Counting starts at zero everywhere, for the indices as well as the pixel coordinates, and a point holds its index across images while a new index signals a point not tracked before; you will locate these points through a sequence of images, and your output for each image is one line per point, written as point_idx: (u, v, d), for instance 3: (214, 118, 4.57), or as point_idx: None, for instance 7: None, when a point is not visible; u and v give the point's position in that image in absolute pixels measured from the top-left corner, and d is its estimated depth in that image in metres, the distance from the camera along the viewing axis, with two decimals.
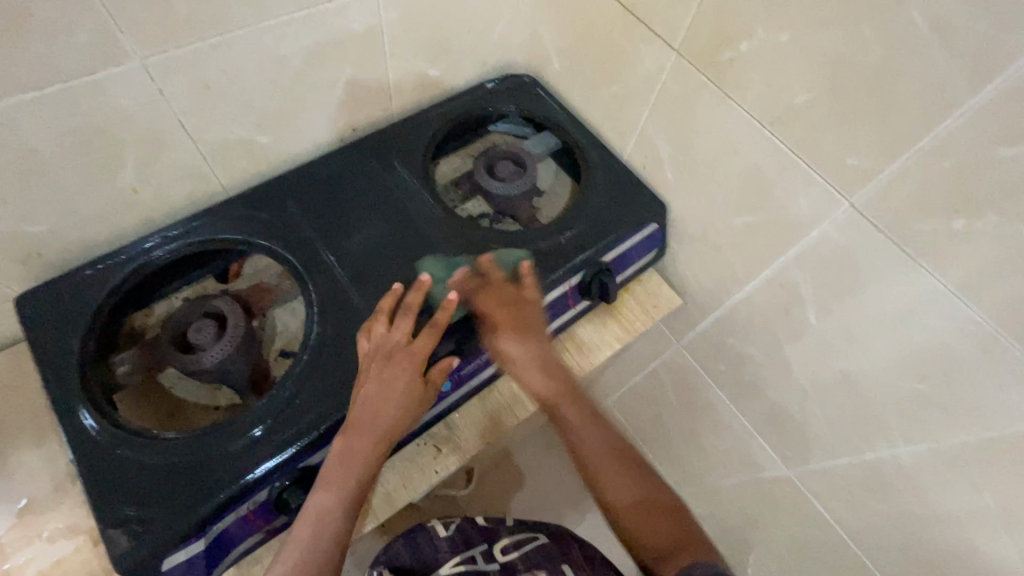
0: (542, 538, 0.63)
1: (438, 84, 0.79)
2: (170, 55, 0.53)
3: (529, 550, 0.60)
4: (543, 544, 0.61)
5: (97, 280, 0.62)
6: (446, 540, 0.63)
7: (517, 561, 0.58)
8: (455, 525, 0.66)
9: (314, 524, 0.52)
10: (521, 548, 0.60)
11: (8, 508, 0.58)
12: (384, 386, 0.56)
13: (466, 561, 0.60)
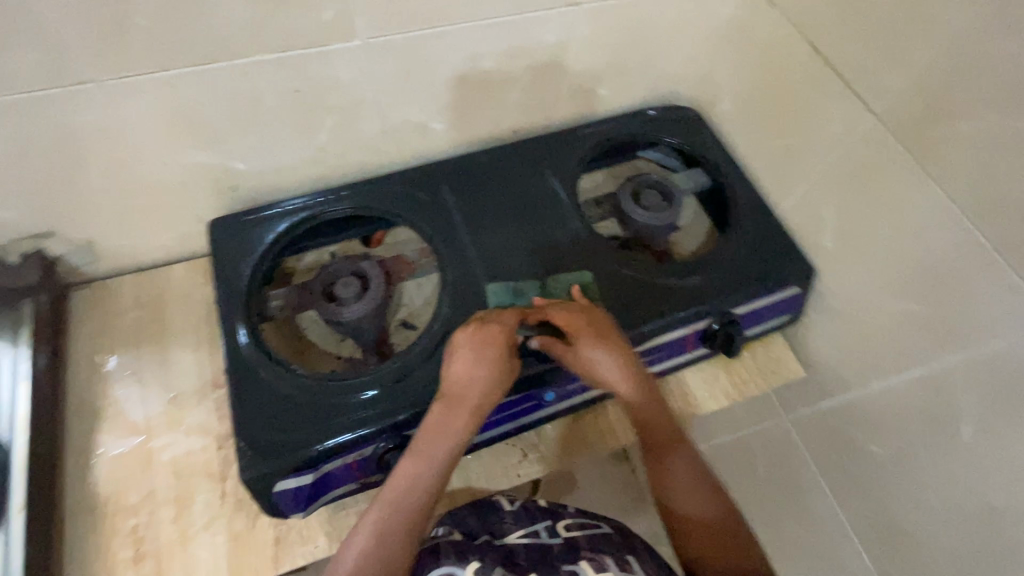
0: (607, 529, 0.58)
1: (603, 102, 0.81)
2: (387, 40, 0.59)
3: (594, 535, 0.56)
4: (609, 535, 0.57)
5: (274, 221, 0.69)
6: (510, 513, 0.60)
7: (584, 542, 0.54)
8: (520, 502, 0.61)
9: (401, 489, 0.53)
10: (586, 531, 0.57)
11: (161, 396, 0.67)
12: (476, 359, 0.56)
13: (530, 534, 0.56)
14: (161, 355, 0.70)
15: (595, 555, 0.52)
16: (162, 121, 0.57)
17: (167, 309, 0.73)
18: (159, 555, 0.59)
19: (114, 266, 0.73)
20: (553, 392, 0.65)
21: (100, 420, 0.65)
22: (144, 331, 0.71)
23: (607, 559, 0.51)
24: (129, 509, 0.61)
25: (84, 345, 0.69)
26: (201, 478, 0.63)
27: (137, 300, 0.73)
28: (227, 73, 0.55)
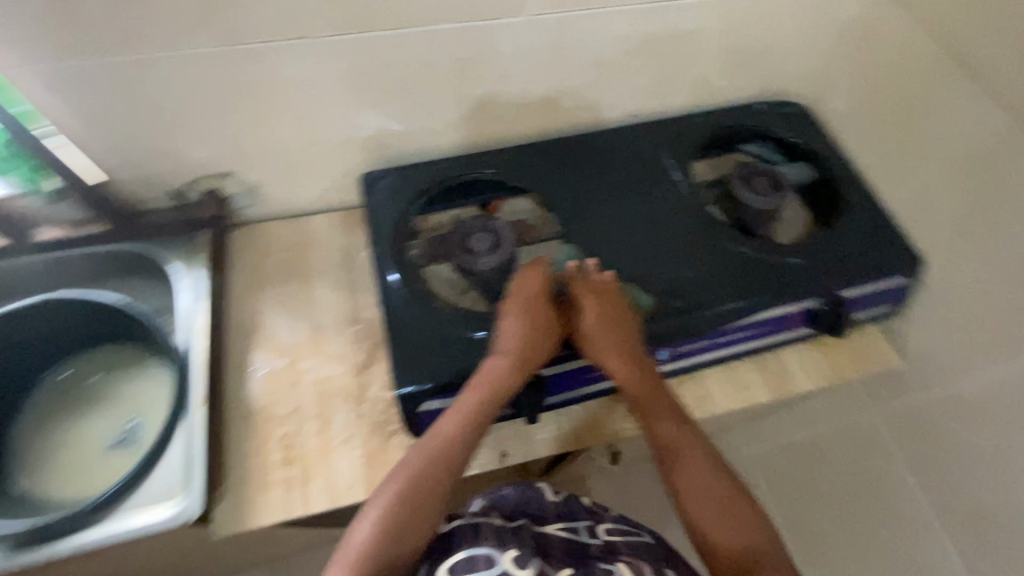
0: (647, 537, 0.58)
1: (717, 94, 0.85)
2: (545, 18, 0.66)
3: (633, 542, 0.57)
4: (648, 543, 0.57)
5: (415, 179, 0.77)
6: (553, 502, 0.59)
7: (625, 551, 0.55)
8: (565, 493, 0.61)
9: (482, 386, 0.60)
10: (627, 536, 0.57)
11: (306, 326, 0.75)
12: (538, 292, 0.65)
13: (570, 527, 0.57)
14: (306, 291, 0.78)
15: (632, 559, 0.54)
16: (346, 78, 0.66)
17: (310, 252, 0.81)
18: (306, 461, 0.66)
19: (268, 212, 0.82)
20: (666, 352, 0.70)
21: (253, 342, 0.74)
22: (291, 270, 0.80)
23: (646, 565, 0.54)
24: (279, 419, 0.69)
25: (240, 276, 0.78)
26: (341, 398, 0.70)
27: (286, 243, 0.82)
28: (407, 39, 0.64)
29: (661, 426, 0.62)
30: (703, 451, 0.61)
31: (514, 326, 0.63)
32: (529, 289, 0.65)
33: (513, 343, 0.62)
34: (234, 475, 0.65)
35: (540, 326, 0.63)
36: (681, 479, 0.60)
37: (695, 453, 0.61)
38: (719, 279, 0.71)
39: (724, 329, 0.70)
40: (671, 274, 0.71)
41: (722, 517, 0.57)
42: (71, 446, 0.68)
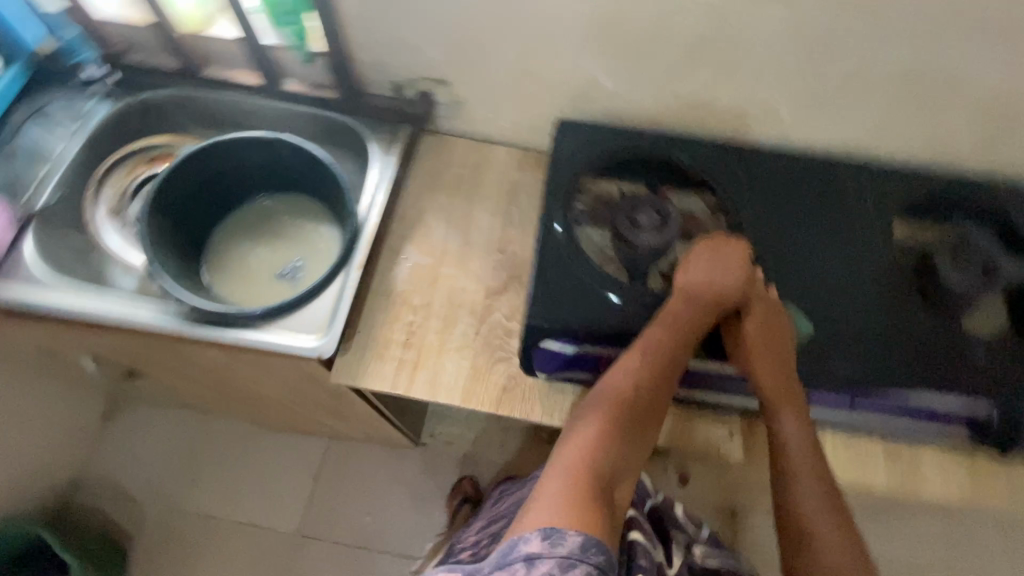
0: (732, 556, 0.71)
1: (956, 157, 0.77)
2: (810, 19, 0.63)
3: (727, 574, 0.68)
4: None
5: (606, 141, 0.78)
6: (668, 511, 0.70)
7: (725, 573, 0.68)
8: (675, 508, 0.70)
9: (672, 323, 0.62)
10: (720, 568, 0.68)
11: (458, 238, 0.81)
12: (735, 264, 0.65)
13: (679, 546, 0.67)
14: (469, 208, 0.84)
15: None
16: (589, 23, 0.68)
17: (484, 176, 0.86)
18: (421, 350, 0.72)
19: (460, 128, 0.88)
20: None
21: (412, 235, 0.81)
22: (462, 185, 0.85)
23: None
24: (411, 307, 0.75)
25: (419, 175, 0.85)
26: (467, 311, 0.75)
27: (465, 161, 0.87)
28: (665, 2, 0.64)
29: (794, 455, 0.61)
30: (831, 498, 0.59)
31: (679, 306, 0.63)
32: (732, 258, 0.65)
33: (703, 303, 0.64)
34: (360, 337, 0.72)
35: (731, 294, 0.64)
36: (800, 520, 0.59)
37: (820, 495, 0.59)
38: (885, 345, 0.65)
39: (868, 395, 0.64)
40: (832, 318, 0.66)
41: (839, 574, 0.55)
42: (248, 263, 0.80)
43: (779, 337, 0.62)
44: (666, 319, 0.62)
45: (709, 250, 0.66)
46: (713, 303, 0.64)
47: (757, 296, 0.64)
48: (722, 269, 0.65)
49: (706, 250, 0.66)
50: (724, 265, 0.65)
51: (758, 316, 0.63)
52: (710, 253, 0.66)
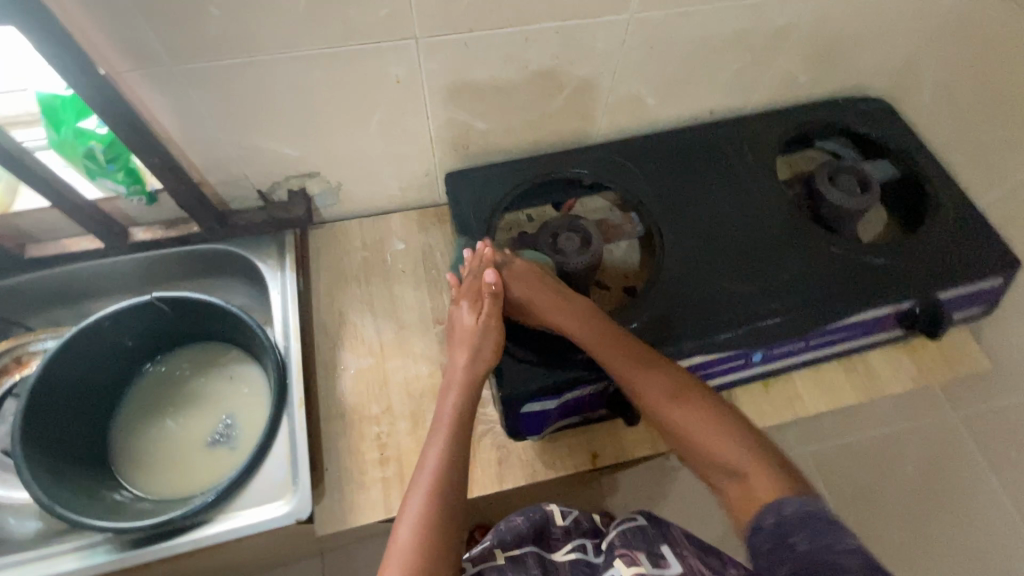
0: (639, 519, 0.61)
1: (800, 90, 0.84)
2: (650, 15, 0.65)
3: (628, 529, 0.59)
4: (641, 523, 0.60)
5: (500, 179, 0.76)
6: (562, 529, 0.65)
7: (616, 542, 0.58)
8: (572, 516, 0.66)
9: (444, 415, 0.61)
10: (620, 527, 0.60)
11: (391, 325, 0.76)
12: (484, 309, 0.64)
13: (578, 550, 0.63)
14: (390, 290, 0.79)
15: (626, 549, 0.56)
16: (445, 77, 0.66)
17: (391, 252, 0.81)
18: (401, 459, 0.67)
19: (346, 210, 0.82)
20: (759, 354, 0.69)
21: (342, 341, 0.74)
22: (372, 269, 0.80)
23: (640, 553, 0.56)
24: (372, 418, 0.69)
25: (323, 275, 0.79)
26: (431, 398, 0.70)
27: (365, 241, 0.82)
28: (516, 38, 0.63)
29: (662, 399, 0.60)
30: (701, 408, 0.60)
31: (456, 390, 0.62)
32: (460, 309, 0.66)
33: (471, 366, 0.62)
34: (332, 472, 0.66)
35: (472, 346, 0.63)
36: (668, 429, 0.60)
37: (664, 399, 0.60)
38: (816, 282, 0.70)
39: (820, 331, 0.69)
40: (766, 274, 0.70)
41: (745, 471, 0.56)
42: (168, 442, 0.70)
43: (579, 320, 0.63)
44: (442, 420, 0.61)
45: (464, 302, 0.66)
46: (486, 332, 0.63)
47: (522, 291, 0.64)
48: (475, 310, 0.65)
49: (461, 305, 0.66)
50: (468, 299, 0.66)
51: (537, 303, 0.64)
52: (462, 304, 0.66)
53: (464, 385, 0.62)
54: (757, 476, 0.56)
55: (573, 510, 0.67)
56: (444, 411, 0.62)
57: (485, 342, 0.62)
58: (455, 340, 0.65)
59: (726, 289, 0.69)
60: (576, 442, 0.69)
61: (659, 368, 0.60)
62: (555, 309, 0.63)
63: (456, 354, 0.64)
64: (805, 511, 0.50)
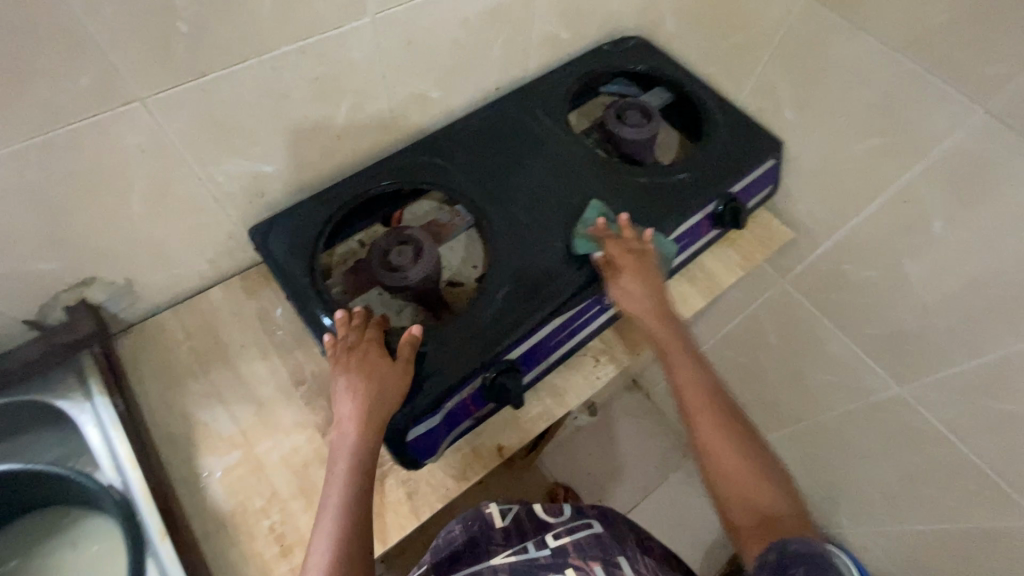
0: (595, 527, 0.62)
1: (568, 46, 0.88)
2: (393, 13, 0.63)
3: (583, 538, 0.60)
4: (598, 535, 0.61)
5: (309, 217, 0.71)
6: (501, 532, 0.66)
7: (570, 546, 0.59)
8: (511, 515, 0.68)
9: (342, 464, 0.57)
10: (574, 535, 0.61)
11: (247, 408, 0.68)
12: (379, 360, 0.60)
13: (518, 551, 0.61)
14: (234, 371, 0.71)
15: (582, 561, 0.56)
16: (200, 131, 0.59)
17: (223, 330, 0.73)
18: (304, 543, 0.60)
19: (153, 304, 0.72)
20: (611, 295, 0.72)
21: (196, 447, 0.65)
22: (206, 357, 0.71)
23: (594, 562, 0.56)
24: (258, 513, 0.62)
25: (150, 385, 0.69)
26: (317, 465, 0.65)
27: (187, 330, 0.73)
28: (258, 70, 0.57)
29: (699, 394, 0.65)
30: (734, 424, 0.63)
31: (353, 436, 0.58)
32: (365, 363, 0.60)
33: (366, 413, 0.58)
34: None
35: (365, 394, 0.59)
36: (683, 402, 0.65)
37: (710, 393, 0.65)
38: (632, 215, 0.74)
39: (654, 254, 0.74)
40: (591, 221, 0.73)
41: (738, 475, 0.60)
42: None
43: (652, 285, 0.70)
44: (340, 472, 0.57)
45: (356, 355, 0.61)
46: (388, 377, 0.59)
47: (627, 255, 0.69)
48: (375, 359, 0.60)
49: (352, 357, 0.61)
50: (364, 349, 0.61)
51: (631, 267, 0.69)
52: (356, 355, 0.61)
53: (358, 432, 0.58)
54: (762, 491, 0.59)
55: (517, 508, 0.69)
56: (341, 462, 0.57)
57: (385, 392, 0.58)
58: (353, 390, 0.59)
59: (560, 248, 0.71)
60: (477, 443, 0.69)
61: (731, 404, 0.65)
62: (654, 282, 0.70)
63: (347, 403, 0.59)
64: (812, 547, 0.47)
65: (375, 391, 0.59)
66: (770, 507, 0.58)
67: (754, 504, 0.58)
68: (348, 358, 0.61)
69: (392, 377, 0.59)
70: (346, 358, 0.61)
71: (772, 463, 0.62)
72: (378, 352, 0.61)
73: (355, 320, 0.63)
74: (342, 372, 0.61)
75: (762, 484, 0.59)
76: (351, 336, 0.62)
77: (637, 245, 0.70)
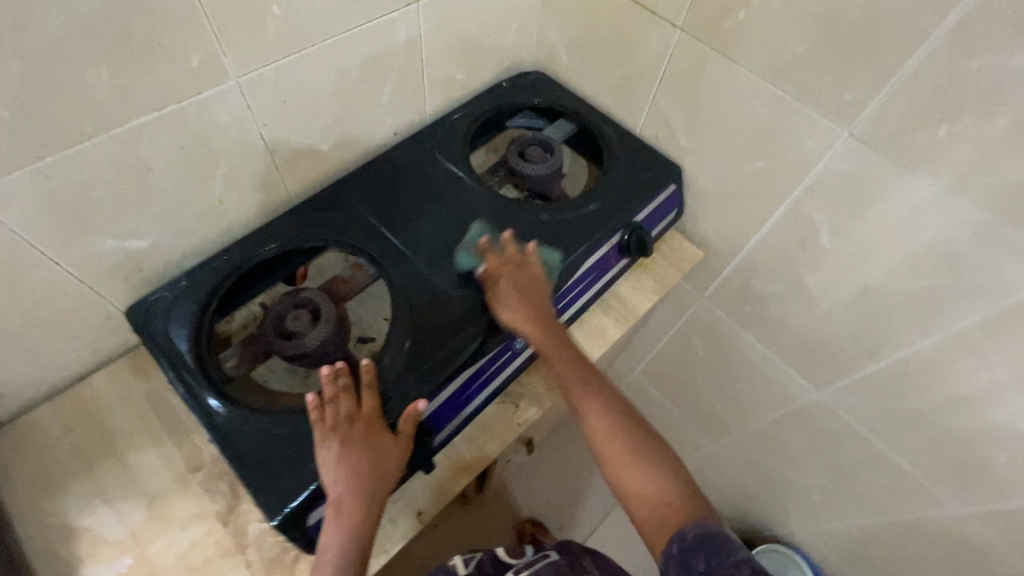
0: (551, 556, 0.66)
1: (463, 86, 0.87)
2: (259, 72, 0.59)
3: (541, 568, 0.64)
4: (555, 562, 0.65)
5: (192, 288, 0.67)
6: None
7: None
8: (473, 562, 0.68)
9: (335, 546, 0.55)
10: (533, 567, 0.64)
11: (138, 505, 0.62)
12: (376, 436, 0.58)
13: None
14: (121, 464, 0.64)
15: None
16: (49, 214, 0.53)
17: (109, 419, 0.67)
18: None
19: (24, 400, 0.65)
20: (521, 339, 0.72)
21: (78, 558, 0.59)
22: (89, 452, 0.65)
23: None
24: None
25: (23, 492, 0.62)
26: (220, 559, 0.60)
27: (67, 424, 0.66)
28: (107, 145, 0.53)
29: (592, 404, 0.64)
30: (632, 434, 0.61)
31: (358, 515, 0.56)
32: (351, 435, 0.57)
33: (362, 492, 0.56)
34: None
35: (364, 473, 0.57)
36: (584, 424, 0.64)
37: (602, 399, 0.64)
38: (538, 255, 0.73)
39: (561, 292, 0.74)
40: (496, 264, 0.71)
41: (640, 496, 0.57)
42: None
43: (523, 292, 0.67)
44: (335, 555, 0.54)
45: (359, 427, 0.58)
46: (390, 456, 0.59)
47: (518, 270, 0.68)
48: (378, 431, 0.59)
49: (355, 427, 0.58)
50: (366, 418, 0.58)
51: (509, 282, 0.67)
52: (356, 426, 0.58)
53: (359, 510, 0.56)
54: (654, 493, 0.57)
55: (477, 556, 0.70)
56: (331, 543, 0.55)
57: (389, 467, 0.58)
58: (352, 468, 0.56)
59: (467, 295, 0.69)
60: (393, 510, 0.65)
61: (607, 399, 0.64)
62: (524, 294, 0.67)
63: (342, 480, 0.56)
64: (709, 530, 0.51)
65: (373, 468, 0.57)
66: (656, 501, 0.56)
67: (642, 503, 0.57)
68: (349, 428, 0.58)
69: (397, 454, 0.59)
70: (347, 429, 0.57)
71: (669, 457, 0.60)
72: (379, 423, 0.59)
73: (343, 380, 0.59)
74: (334, 442, 0.56)
75: (657, 486, 0.57)
76: (344, 400, 0.58)
77: (519, 254, 0.69)
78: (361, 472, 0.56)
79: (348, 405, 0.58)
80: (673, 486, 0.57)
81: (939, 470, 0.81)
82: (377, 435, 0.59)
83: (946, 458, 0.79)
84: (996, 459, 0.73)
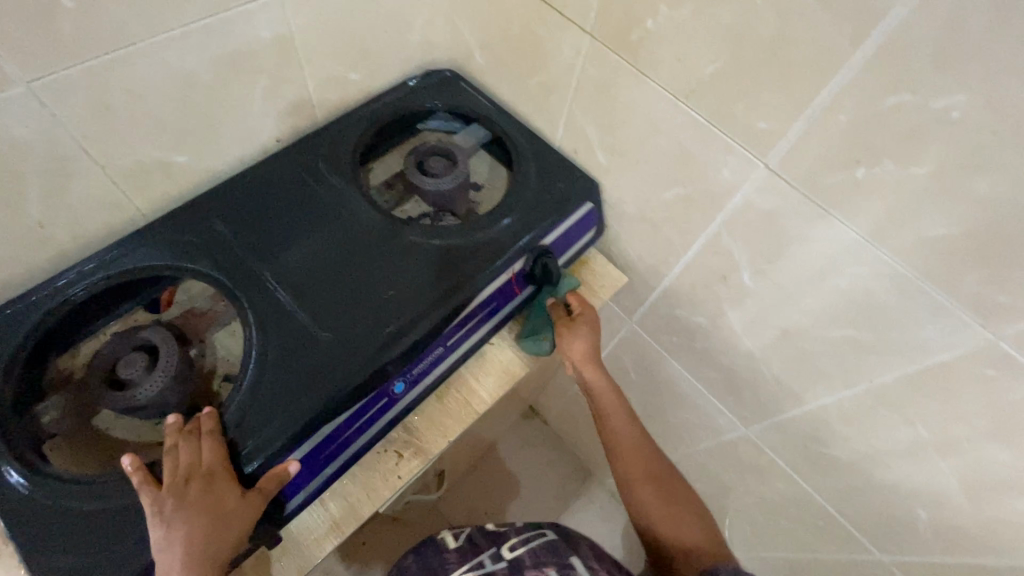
0: (549, 535, 0.71)
1: (361, 87, 0.77)
2: (59, 78, 0.49)
3: (536, 545, 0.68)
4: (551, 541, 0.69)
5: (10, 326, 0.58)
6: (454, 551, 0.71)
7: (526, 556, 0.66)
8: (463, 536, 0.75)
9: None
10: (529, 545, 0.69)
11: None
12: (220, 493, 0.51)
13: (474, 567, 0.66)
14: None
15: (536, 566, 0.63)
16: None
17: None
18: None
19: None
20: (403, 382, 0.64)
21: None
22: None
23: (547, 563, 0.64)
24: None
25: None
26: None
27: None
28: None
29: (628, 461, 0.70)
30: (655, 472, 0.69)
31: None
32: (188, 492, 0.50)
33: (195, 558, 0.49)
34: None
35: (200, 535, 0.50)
36: (622, 475, 0.70)
37: (627, 424, 0.71)
38: (420, 287, 0.64)
39: (450, 330, 0.65)
40: (375, 298, 0.63)
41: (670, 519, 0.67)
42: None
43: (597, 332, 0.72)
44: None
45: (198, 485, 0.51)
46: (235, 517, 0.51)
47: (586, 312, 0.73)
48: (222, 490, 0.52)
49: (191, 485, 0.51)
50: (206, 476, 0.51)
51: (591, 327, 0.72)
52: (194, 484, 0.51)
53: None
54: (687, 531, 0.66)
55: (467, 530, 0.77)
56: None
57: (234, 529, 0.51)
58: (186, 529, 0.49)
59: (336, 334, 0.60)
60: None
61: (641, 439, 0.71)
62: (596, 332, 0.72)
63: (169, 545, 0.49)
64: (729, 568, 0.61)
65: (213, 528, 0.50)
66: (693, 540, 0.65)
67: (670, 535, 0.66)
68: (185, 488, 0.51)
69: (246, 513, 0.52)
70: (183, 486, 0.51)
71: (692, 505, 0.69)
72: (223, 479, 0.52)
73: (188, 429, 0.54)
74: (166, 504, 0.50)
75: (687, 530, 0.66)
76: (182, 453, 0.52)
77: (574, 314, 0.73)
78: (197, 538, 0.49)
79: (186, 456, 0.52)
80: (698, 521, 0.67)
81: (863, 518, 0.76)
82: (222, 491, 0.52)
83: (871, 509, 0.74)
84: (917, 514, 0.68)
